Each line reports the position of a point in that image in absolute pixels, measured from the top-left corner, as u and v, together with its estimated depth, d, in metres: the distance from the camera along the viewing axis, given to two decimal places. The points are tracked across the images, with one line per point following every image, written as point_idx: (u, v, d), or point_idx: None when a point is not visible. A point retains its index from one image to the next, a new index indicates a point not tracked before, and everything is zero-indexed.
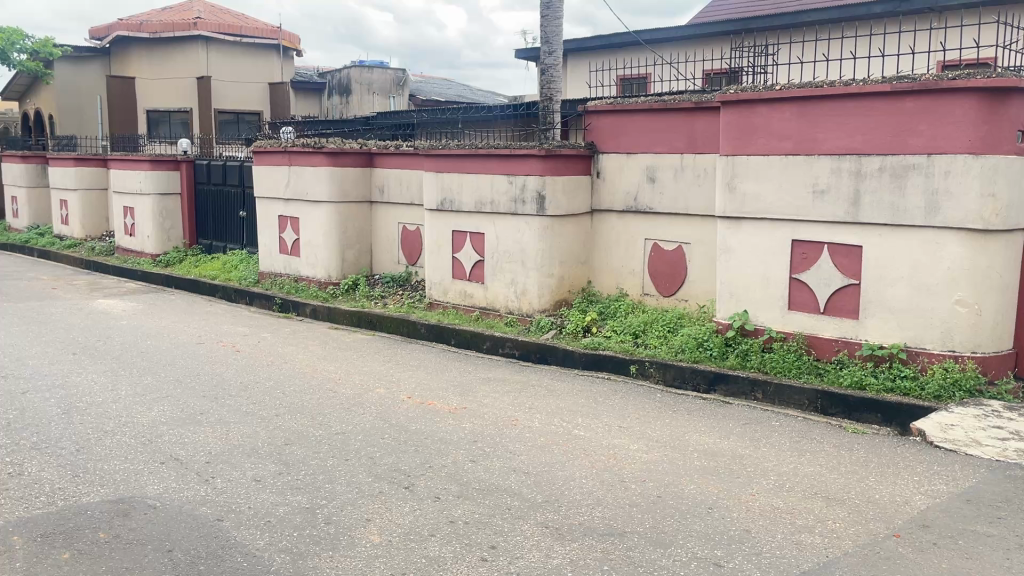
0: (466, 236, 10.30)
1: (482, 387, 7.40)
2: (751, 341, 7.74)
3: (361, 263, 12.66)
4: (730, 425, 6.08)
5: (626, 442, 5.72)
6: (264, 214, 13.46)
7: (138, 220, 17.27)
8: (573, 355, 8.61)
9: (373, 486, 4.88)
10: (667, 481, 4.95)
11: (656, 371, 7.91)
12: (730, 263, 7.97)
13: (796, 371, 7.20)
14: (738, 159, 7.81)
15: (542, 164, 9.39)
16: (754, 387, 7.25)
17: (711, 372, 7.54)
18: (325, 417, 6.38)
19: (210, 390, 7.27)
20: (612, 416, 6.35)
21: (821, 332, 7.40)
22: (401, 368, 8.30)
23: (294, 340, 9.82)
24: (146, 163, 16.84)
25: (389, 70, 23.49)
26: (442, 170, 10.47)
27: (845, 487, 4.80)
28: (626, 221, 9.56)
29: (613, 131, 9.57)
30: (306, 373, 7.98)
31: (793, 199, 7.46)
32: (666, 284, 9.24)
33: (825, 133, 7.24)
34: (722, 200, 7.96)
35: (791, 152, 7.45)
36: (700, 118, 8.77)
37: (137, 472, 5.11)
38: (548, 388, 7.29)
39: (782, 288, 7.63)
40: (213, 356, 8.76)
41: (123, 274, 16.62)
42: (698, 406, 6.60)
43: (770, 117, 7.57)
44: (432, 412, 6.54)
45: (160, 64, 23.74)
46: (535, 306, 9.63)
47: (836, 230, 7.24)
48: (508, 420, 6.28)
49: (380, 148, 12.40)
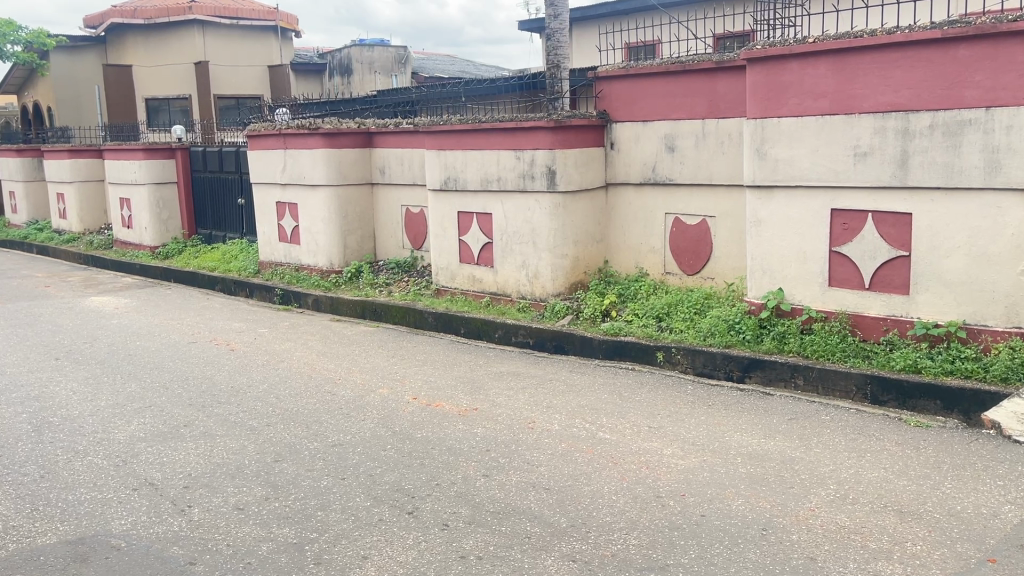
0: (472, 218, 9.62)
1: (494, 383, 6.74)
2: (789, 323, 7.03)
3: (364, 249, 11.99)
4: (775, 420, 5.40)
5: (661, 446, 5.05)
6: (262, 200, 12.81)
7: (134, 211, 16.65)
8: (592, 342, 7.95)
9: (371, 513, 4.25)
10: (710, 495, 4.28)
11: (684, 358, 7.25)
12: (761, 237, 7.24)
13: (840, 354, 6.52)
14: (769, 121, 7.06)
15: (551, 136, 8.68)
16: (794, 373, 6.58)
17: (745, 358, 6.86)
18: (321, 426, 5.75)
19: (198, 397, 6.66)
20: (642, 413, 5.68)
21: (867, 311, 6.69)
22: (406, 363, 7.66)
23: (292, 335, 9.18)
24: (140, 152, 16.16)
25: (390, 48, 22.61)
26: (444, 147, 9.76)
27: (919, 497, 4.14)
28: (644, 195, 8.84)
29: (627, 98, 8.83)
30: (303, 373, 7.36)
31: (832, 163, 6.72)
32: (690, 262, 8.54)
33: (866, 88, 6.49)
34: (751, 168, 7.22)
35: (827, 113, 6.69)
36: (722, 79, 8.03)
37: (104, 503, 4.51)
38: (567, 383, 6.62)
39: (821, 262, 6.91)
40: (204, 356, 8.15)
41: (122, 268, 16.04)
42: (736, 398, 5.92)
43: (803, 73, 6.81)
44: (440, 416, 5.90)
45: (155, 51, 23.06)
46: (549, 290, 8.95)
47: (881, 196, 6.51)
48: (525, 422, 5.64)
49: (379, 127, 11.68)
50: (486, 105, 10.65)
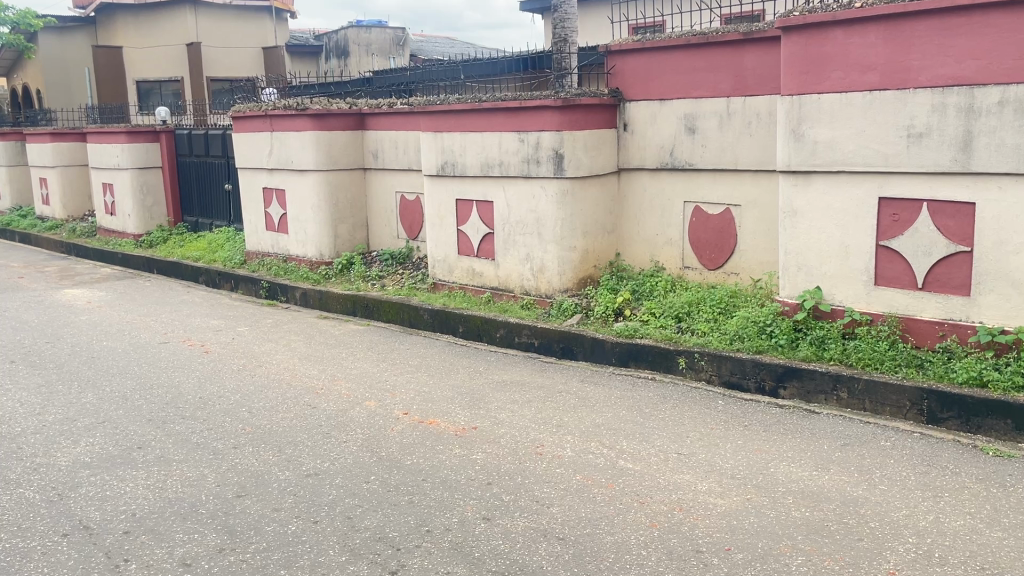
0: (472, 206, 8.80)
1: (496, 396, 5.93)
2: (828, 326, 6.23)
3: (356, 239, 11.15)
4: (824, 445, 4.60)
5: (695, 480, 4.27)
6: (247, 185, 11.99)
7: (117, 197, 15.80)
8: (605, 346, 7.16)
9: (345, 572, 3.47)
10: (761, 551, 3.50)
11: (709, 364, 6.47)
12: (797, 229, 6.43)
13: (890, 364, 5.73)
14: (807, 98, 6.24)
15: (558, 116, 7.86)
16: (837, 384, 5.81)
17: (780, 366, 6.08)
18: (296, 450, 4.96)
19: (160, 411, 5.87)
20: (668, 436, 4.88)
21: (920, 314, 5.89)
22: (397, 369, 6.86)
23: (275, 334, 8.37)
24: (122, 135, 15.31)
25: (388, 29, 21.77)
26: (441, 129, 8.93)
27: (1021, 556, 3.35)
28: (661, 181, 8.02)
29: (642, 75, 8.01)
30: (281, 381, 6.57)
31: (881, 145, 5.89)
32: (712, 256, 7.72)
33: (922, 59, 5.67)
34: (786, 151, 6.40)
35: (876, 88, 5.88)
36: (749, 52, 7.21)
37: (25, 555, 3.74)
38: (579, 395, 5.81)
39: (866, 258, 6.10)
40: (175, 360, 7.37)
41: (104, 258, 15.23)
42: (775, 416, 5.13)
43: (849, 43, 5.97)
44: (433, 437, 5.10)
45: (145, 31, 22.20)
46: (555, 286, 8.13)
47: (938, 182, 5.70)
48: (532, 446, 4.85)
49: (372, 108, 10.86)
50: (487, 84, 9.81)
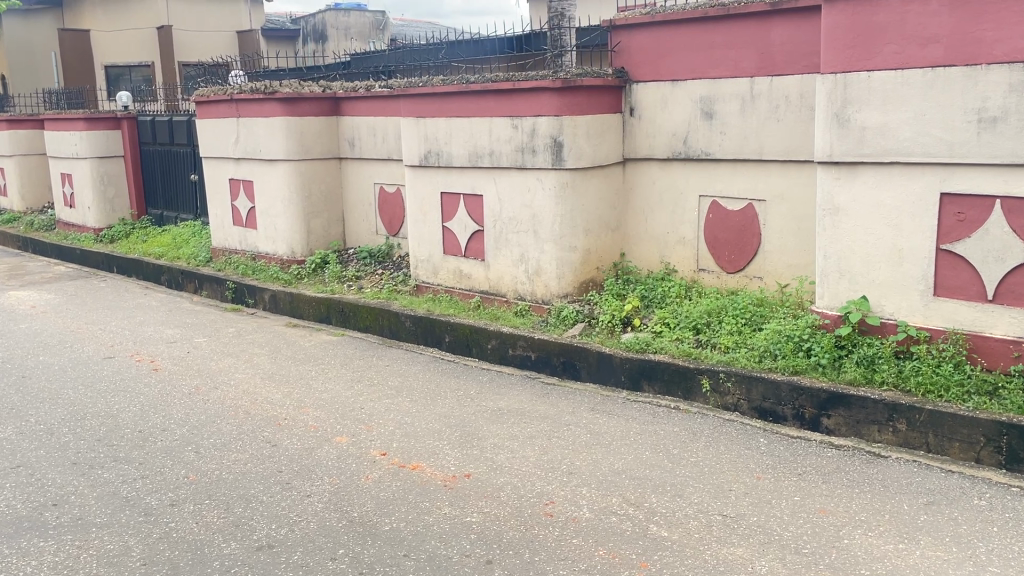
0: (459, 201, 7.84)
1: (493, 430, 4.99)
2: (878, 344, 5.34)
3: (331, 235, 10.15)
4: (901, 505, 3.72)
5: (750, 557, 3.36)
6: (212, 177, 10.95)
7: (76, 188, 14.64)
8: (613, 362, 6.24)
9: None
10: None
11: (738, 387, 5.57)
12: (840, 229, 5.52)
13: (957, 391, 4.86)
14: (853, 77, 5.31)
15: (557, 100, 6.91)
16: (893, 415, 4.93)
17: (823, 392, 5.18)
18: (248, 509, 4.02)
19: (88, 452, 4.88)
20: (706, 490, 3.96)
21: (988, 331, 5.03)
22: (376, 392, 5.90)
23: (237, 347, 7.37)
24: (80, 121, 14.09)
25: (368, 14, 20.49)
26: (424, 115, 7.96)
27: None
28: (672, 172, 7.09)
29: (651, 53, 7.06)
30: (239, 408, 5.60)
31: (945, 131, 5.00)
32: (732, 257, 6.81)
33: (997, 30, 4.76)
34: (828, 139, 5.48)
35: (939, 64, 4.97)
36: (778, 26, 6.28)
37: None
38: (591, 430, 4.89)
39: (923, 264, 5.21)
40: (119, 381, 6.36)
41: (61, 255, 14.11)
42: (833, 461, 4.24)
43: (906, 11, 5.05)
44: (416, 490, 4.16)
45: (114, 14, 20.94)
46: (553, 291, 7.19)
47: (1015, 176, 4.82)
48: (539, 504, 3.93)
49: (347, 92, 9.84)
50: (476, 65, 8.81)
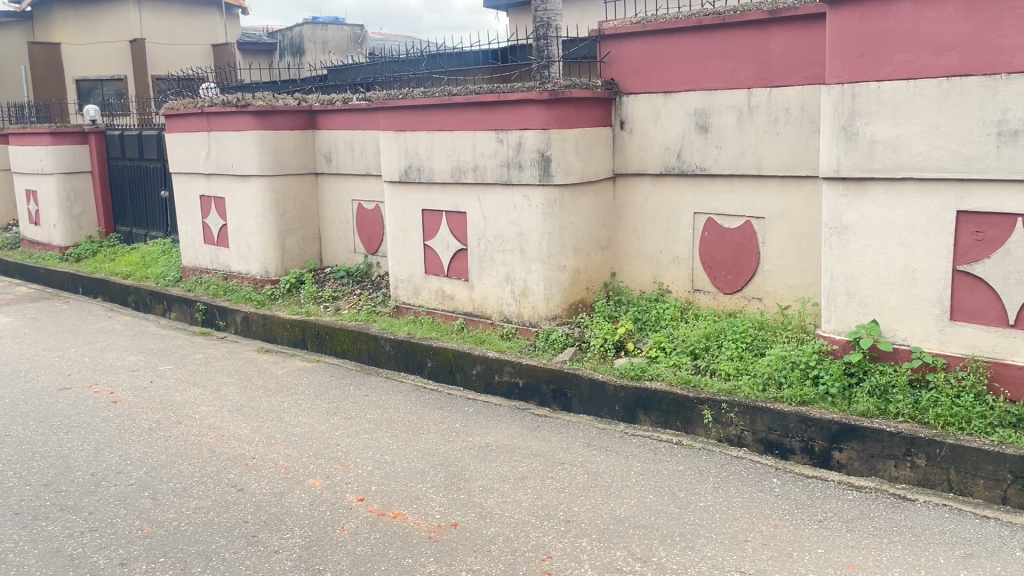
0: (441, 218, 7.44)
1: (481, 469, 4.58)
2: (891, 371, 4.99)
3: (307, 253, 9.71)
4: (937, 559, 3.36)
5: None
6: (182, 193, 10.48)
7: (41, 205, 14.07)
8: (607, 390, 5.86)
9: None
10: None
11: (742, 418, 5.20)
12: (848, 249, 5.18)
13: (979, 423, 4.52)
14: (862, 88, 4.99)
15: (544, 112, 6.55)
16: (911, 449, 4.58)
17: (835, 424, 4.82)
18: (207, 570, 3.57)
19: (33, 500, 4.41)
20: (719, 542, 3.58)
21: (1009, 357, 4.71)
22: (353, 426, 5.47)
23: (205, 376, 6.90)
24: (46, 136, 13.55)
25: (346, 27, 20.08)
26: (404, 128, 7.58)
27: None
28: (666, 188, 6.75)
29: (642, 64, 6.73)
30: (203, 446, 5.14)
31: (962, 145, 4.68)
32: (729, 277, 6.46)
33: (1017, 37, 4.46)
34: (835, 153, 5.14)
35: (955, 73, 4.66)
36: (777, 35, 5.97)
37: None
38: (589, 469, 4.50)
39: (939, 286, 4.88)
40: (74, 415, 5.87)
41: (25, 274, 13.52)
42: (854, 505, 3.88)
43: (919, 17, 4.75)
44: (398, 543, 3.74)
45: (86, 27, 20.36)
46: (541, 313, 6.80)
47: None
48: (536, 560, 3.52)
49: (324, 105, 9.44)
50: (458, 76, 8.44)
